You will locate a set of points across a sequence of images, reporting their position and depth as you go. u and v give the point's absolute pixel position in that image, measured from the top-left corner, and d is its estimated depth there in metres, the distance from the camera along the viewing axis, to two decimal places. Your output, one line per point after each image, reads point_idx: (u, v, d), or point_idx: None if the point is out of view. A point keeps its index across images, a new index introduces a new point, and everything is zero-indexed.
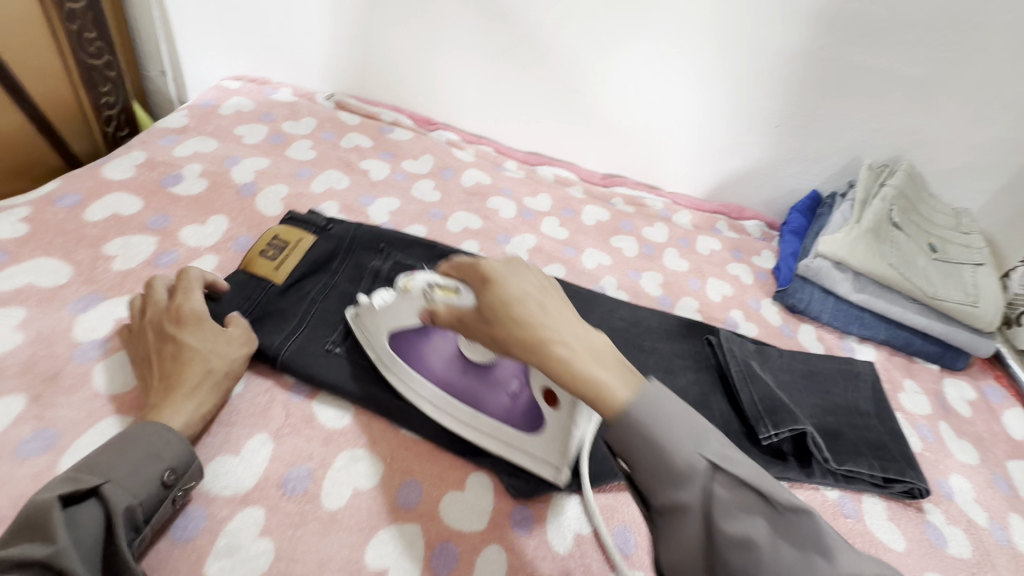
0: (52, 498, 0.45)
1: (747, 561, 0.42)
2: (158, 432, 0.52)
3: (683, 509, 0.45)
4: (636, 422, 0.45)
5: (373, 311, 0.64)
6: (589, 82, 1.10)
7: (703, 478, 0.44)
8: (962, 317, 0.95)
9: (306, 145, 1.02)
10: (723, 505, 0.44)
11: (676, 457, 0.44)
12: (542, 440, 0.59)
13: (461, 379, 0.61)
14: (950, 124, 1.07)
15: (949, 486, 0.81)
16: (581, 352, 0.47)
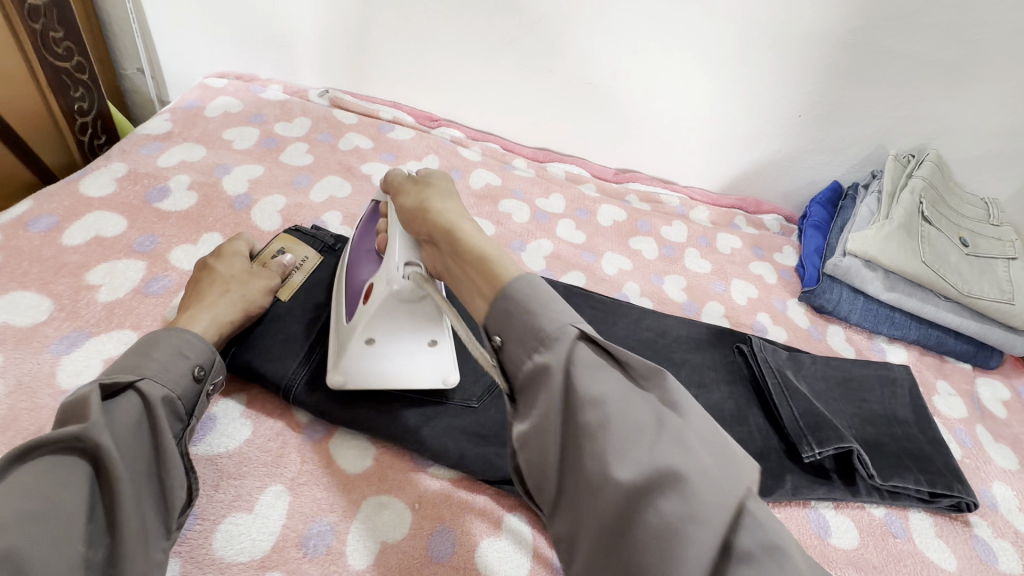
0: (92, 389, 0.47)
1: (601, 421, 0.42)
2: (182, 334, 0.55)
3: (546, 371, 0.45)
4: (509, 288, 0.49)
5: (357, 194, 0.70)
6: (602, 72, 1.03)
7: (571, 342, 0.46)
8: (997, 314, 0.91)
9: (301, 149, 0.95)
10: (586, 367, 0.44)
11: (524, 297, 0.48)
12: (341, 332, 0.60)
13: (346, 267, 0.64)
14: (982, 110, 1.02)
15: (992, 496, 0.78)
16: (476, 233, 0.54)
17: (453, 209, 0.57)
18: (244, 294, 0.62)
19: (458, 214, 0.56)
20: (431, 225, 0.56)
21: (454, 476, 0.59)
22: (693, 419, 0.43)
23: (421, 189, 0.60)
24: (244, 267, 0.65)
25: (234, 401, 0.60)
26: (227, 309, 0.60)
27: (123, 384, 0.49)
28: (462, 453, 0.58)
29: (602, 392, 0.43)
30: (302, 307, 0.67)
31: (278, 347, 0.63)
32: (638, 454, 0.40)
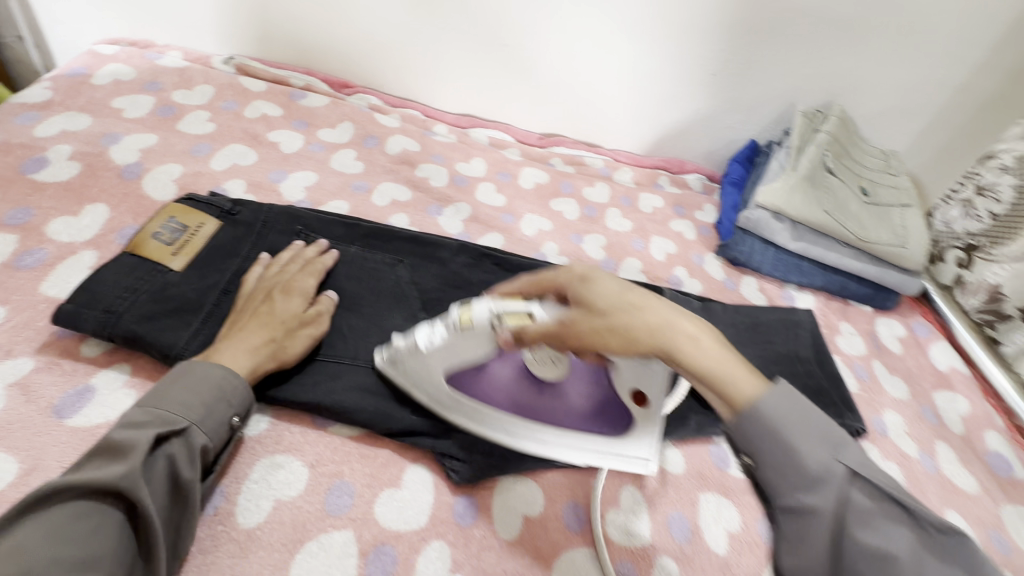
0: (146, 437, 0.46)
1: (876, 565, 0.41)
2: (229, 377, 0.54)
3: (808, 512, 0.44)
4: (761, 415, 0.46)
5: (427, 358, 0.58)
6: (517, 33, 1.02)
7: (839, 483, 0.44)
8: (892, 258, 0.98)
9: (201, 117, 0.90)
10: (860, 515, 0.42)
11: (808, 459, 0.45)
12: (632, 437, 0.60)
13: (535, 401, 0.61)
14: (881, 64, 1.06)
15: (883, 422, 0.84)
16: (694, 341, 0.49)
17: (640, 302, 0.51)
18: (275, 338, 0.59)
19: (623, 289, 0.52)
20: (655, 342, 0.49)
21: (355, 433, 0.60)
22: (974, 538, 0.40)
23: (586, 292, 0.53)
24: (296, 313, 0.62)
25: (117, 371, 0.58)
26: (254, 350, 0.57)
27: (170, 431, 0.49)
28: (360, 407, 0.59)
29: (890, 560, 0.40)
30: (197, 273, 0.65)
31: (167, 315, 0.60)
32: None
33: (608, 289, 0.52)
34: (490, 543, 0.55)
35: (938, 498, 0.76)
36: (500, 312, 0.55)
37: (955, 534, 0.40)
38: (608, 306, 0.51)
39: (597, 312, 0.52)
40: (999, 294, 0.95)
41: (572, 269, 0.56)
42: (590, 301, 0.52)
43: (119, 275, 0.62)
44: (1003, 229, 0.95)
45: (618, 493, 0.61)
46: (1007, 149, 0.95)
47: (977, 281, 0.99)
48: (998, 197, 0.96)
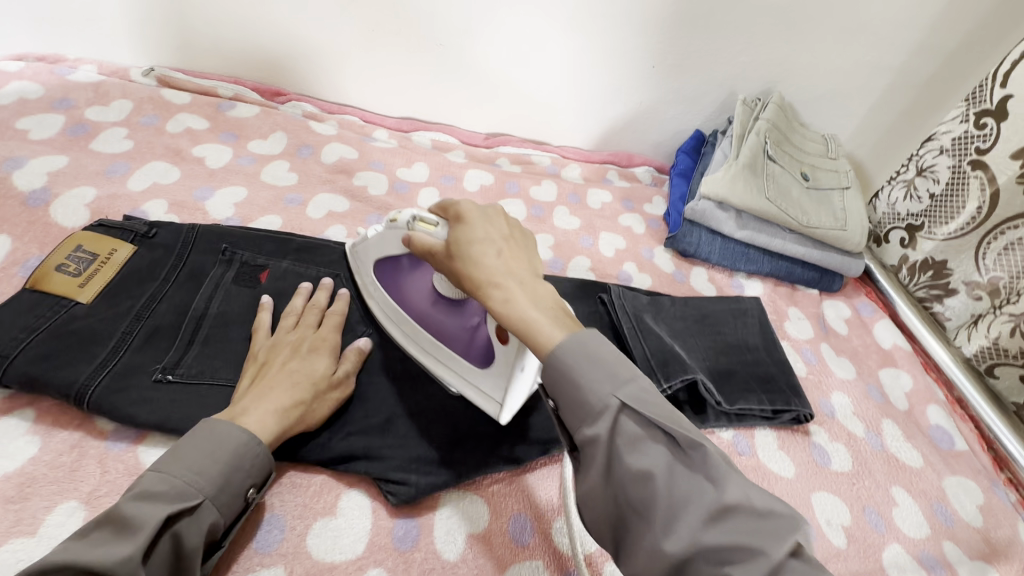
0: (159, 519, 0.43)
1: (645, 491, 0.42)
2: (251, 445, 0.50)
3: (593, 443, 0.44)
4: (561, 364, 0.46)
5: (367, 243, 0.68)
6: (451, 32, 0.99)
7: (613, 415, 0.44)
8: (834, 241, 0.99)
9: (118, 134, 0.86)
10: (630, 442, 0.43)
11: (591, 397, 0.44)
12: (489, 376, 0.60)
13: (431, 311, 0.64)
14: (815, 51, 1.07)
15: (831, 404, 0.85)
16: (529, 287, 0.49)
17: (487, 253, 0.51)
18: (304, 400, 0.56)
19: (494, 265, 0.50)
20: (474, 279, 0.50)
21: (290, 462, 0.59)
22: (725, 483, 0.41)
23: (457, 232, 0.53)
24: (325, 371, 0.60)
25: (18, 418, 0.56)
26: (283, 412, 0.54)
27: (183, 507, 0.45)
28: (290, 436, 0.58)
29: (651, 480, 0.42)
30: (106, 305, 0.61)
31: (71, 350, 0.56)
32: (686, 527, 0.40)
33: (483, 229, 0.52)
34: (431, 565, 0.54)
35: (884, 475, 0.78)
36: (418, 216, 0.59)
37: (712, 464, 0.41)
38: (474, 237, 0.52)
39: (453, 255, 0.53)
40: (943, 269, 0.99)
41: (461, 203, 0.55)
42: (466, 222, 0.53)
43: (16, 313, 0.58)
44: (944, 210, 0.97)
45: (564, 501, 0.61)
46: (945, 132, 0.96)
47: (923, 258, 1.02)
48: (937, 178, 0.98)
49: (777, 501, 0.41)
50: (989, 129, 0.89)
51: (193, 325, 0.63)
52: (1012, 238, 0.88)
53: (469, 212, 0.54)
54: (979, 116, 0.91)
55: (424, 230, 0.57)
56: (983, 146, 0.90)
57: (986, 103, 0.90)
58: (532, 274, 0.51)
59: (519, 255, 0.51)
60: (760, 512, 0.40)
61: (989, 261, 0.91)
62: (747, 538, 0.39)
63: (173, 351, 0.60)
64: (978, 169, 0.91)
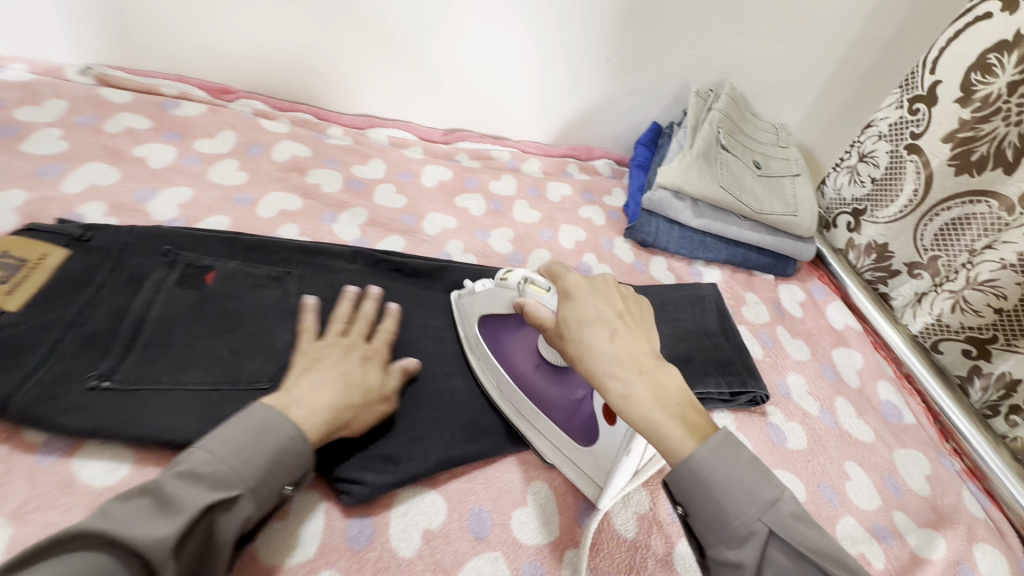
0: (201, 505, 0.44)
1: None
2: (298, 445, 0.51)
3: (737, 565, 0.46)
4: (702, 479, 0.47)
5: (476, 298, 0.71)
6: (403, 27, 0.98)
7: (760, 541, 0.45)
8: (787, 227, 1.02)
9: (52, 135, 0.82)
10: (778, 573, 0.44)
11: (734, 517, 0.46)
12: (588, 454, 0.62)
13: (533, 376, 0.67)
14: (763, 42, 1.10)
15: (786, 385, 0.88)
16: (644, 379, 0.51)
17: (600, 335, 0.53)
18: (353, 405, 0.57)
19: (608, 349, 0.52)
20: (586, 366, 0.52)
21: None
22: None
23: (566, 308, 0.56)
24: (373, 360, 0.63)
25: None
26: (336, 413, 0.55)
27: (225, 496, 0.46)
28: None
29: None
30: (37, 313, 0.58)
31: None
32: None
33: (594, 309, 0.55)
34: (385, 563, 0.54)
35: (837, 451, 0.80)
36: (529, 279, 0.65)
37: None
38: (587, 316, 0.54)
39: (564, 328, 0.56)
40: (886, 251, 1.03)
41: (567, 278, 0.59)
42: (574, 295, 0.57)
43: None
44: (884, 193, 1.01)
45: (523, 492, 0.63)
46: (882, 119, 1.00)
47: (868, 241, 1.06)
48: (877, 164, 1.02)
49: None
50: (921, 114, 0.93)
51: (132, 329, 0.61)
52: (946, 217, 0.92)
53: (577, 288, 0.57)
54: (912, 102, 0.94)
55: (536, 293, 0.63)
56: (916, 131, 0.94)
57: (917, 89, 0.93)
58: (647, 352, 0.53)
59: (636, 336, 0.54)
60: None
61: (926, 240, 0.95)
62: None
63: (110, 358, 0.58)
64: (914, 154, 0.95)
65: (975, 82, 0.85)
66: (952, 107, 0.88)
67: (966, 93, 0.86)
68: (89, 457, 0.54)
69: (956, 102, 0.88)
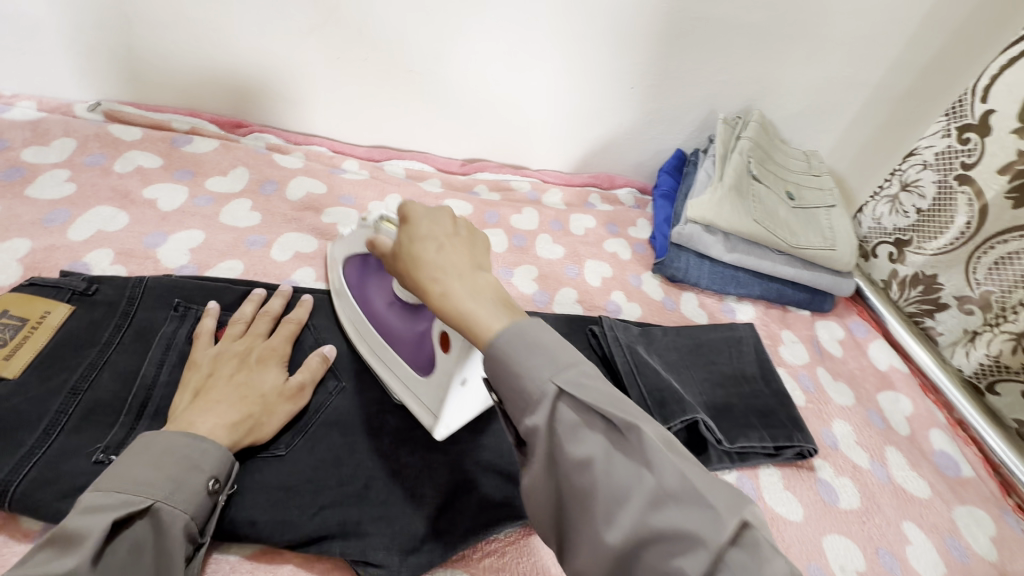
0: (107, 526, 0.40)
1: (586, 486, 0.38)
2: (192, 443, 0.48)
3: (533, 432, 0.41)
4: (499, 351, 0.42)
5: (345, 240, 0.70)
6: (421, 58, 0.95)
7: (552, 401, 0.40)
8: (825, 261, 0.97)
9: (59, 177, 0.79)
10: (569, 430, 0.39)
11: (526, 381, 0.41)
12: (428, 385, 0.58)
13: (385, 314, 0.63)
14: (792, 68, 1.06)
15: (833, 435, 0.82)
16: (467, 290, 0.45)
17: (429, 250, 0.49)
18: (253, 413, 0.53)
19: (435, 261, 0.47)
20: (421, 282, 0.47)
21: (252, 551, 0.53)
22: (665, 469, 0.37)
23: (402, 233, 0.51)
24: (277, 385, 0.57)
25: None
26: (232, 426, 0.51)
27: (135, 513, 0.43)
28: (253, 518, 0.52)
29: (587, 466, 0.38)
30: (37, 381, 0.54)
31: None
32: (629, 515, 0.36)
33: (429, 228, 0.51)
34: None
35: (893, 510, 0.74)
36: (384, 216, 0.60)
37: (649, 446, 0.38)
38: (418, 234, 0.50)
39: (396, 254, 0.51)
40: (933, 284, 0.97)
41: (406, 203, 0.53)
42: (409, 221, 0.51)
43: None
44: (930, 226, 0.95)
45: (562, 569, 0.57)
46: (927, 147, 0.95)
47: (912, 273, 1.00)
48: (923, 194, 0.96)
49: (718, 486, 0.38)
50: (972, 144, 0.88)
51: (140, 396, 0.56)
52: (1001, 251, 0.86)
53: (414, 213, 0.52)
54: (961, 131, 0.90)
55: (385, 228, 0.57)
56: (968, 160, 0.89)
57: (967, 118, 0.89)
58: (476, 263, 0.48)
59: (449, 245, 0.49)
60: (704, 500, 0.36)
61: (980, 276, 0.89)
62: (693, 527, 0.35)
63: (115, 430, 0.53)
64: (964, 184, 0.90)
65: None
66: (1009, 137, 0.83)
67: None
68: None
69: (1013, 133, 0.82)
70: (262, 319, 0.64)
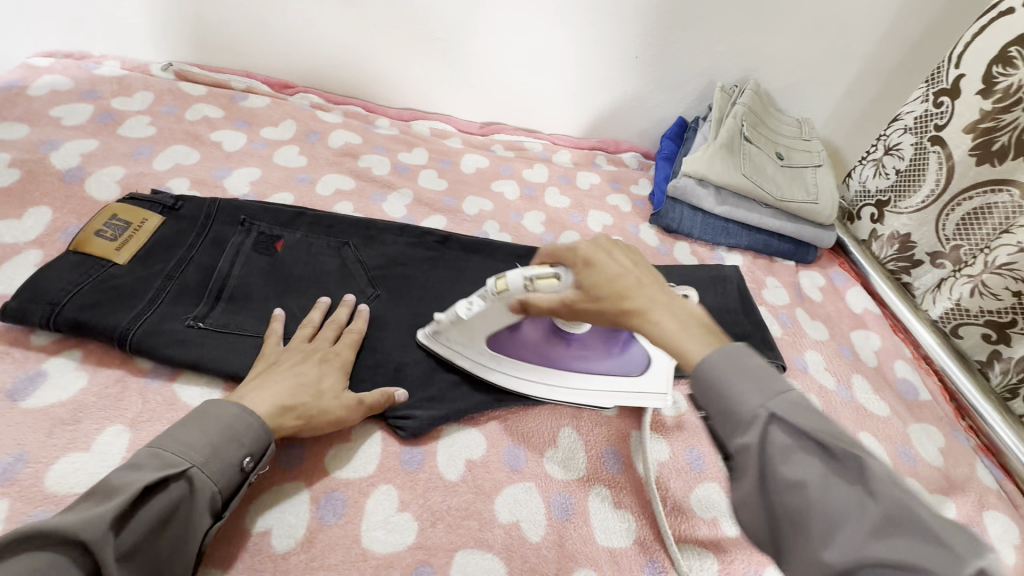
0: (147, 482, 0.45)
1: (801, 503, 0.40)
2: (237, 416, 0.53)
3: (742, 451, 0.43)
4: (710, 377, 0.45)
5: (457, 328, 0.67)
6: (448, 26, 1.06)
7: (763, 422, 0.42)
8: (807, 214, 1.07)
9: (142, 121, 0.93)
10: (783, 453, 0.41)
11: (740, 402, 0.43)
12: (646, 377, 0.69)
13: (567, 353, 0.69)
14: (786, 39, 1.14)
15: (804, 361, 0.92)
16: (662, 310, 0.51)
17: (632, 287, 0.53)
18: (304, 403, 0.58)
19: (650, 300, 0.52)
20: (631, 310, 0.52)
21: None
22: (883, 494, 0.38)
23: (595, 277, 0.55)
24: (334, 384, 0.62)
25: (66, 358, 0.63)
26: (280, 410, 0.56)
27: (174, 472, 0.48)
28: None
29: (803, 487, 0.40)
30: (140, 267, 0.68)
31: (112, 302, 0.63)
32: (850, 544, 0.37)
33: (617, 271, 0.54)
34: (434, 483, 0.61)
35: (852, 422, 0.84)
36: (530, 275, 0.60)
37: (876, 480, 0.38)
38: (617, 278, 0.54)
39: (593, 291, 0.55)
40: (909, 242, 1.05)
41: (581, 248, 0.57)
42: (598, 262, 0.55)
43: (63, 269, 0.65)
44: (907, 185, 1.04)
45: (555, 432, 0.68)
46: (908, 112, 1.02)
47: (890, 233, 1.08)
48: (902, 156, 1.04)
49: (920, 502, 0.38)
50: (943, 107, 0.96)
51: (218, 284, 0.70)
52: (969, 206, 0.94)
53: (598, 255, 0.56)
54: (937, 95, 0.96)
55: (547, 287, 0.59)
56: (940, 123, 0.96)
57: (942, 83, 0.95)
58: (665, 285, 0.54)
59: (657, 283, 0.54)
60: (937, 536, 0.35)
61: (949, 230, 0.98)
62: (924, 563, 0.35)
63: (201, 306, 0.67)
64: (937, 145, 0.97)
65: (996, 75, 0.87)
66: (975, 99, 0.90)
67: (988, 85, 0.88)
68: (186, 382, 0.63)
69: (978, 94, 0.90)
70: (339, 323, 0.69)
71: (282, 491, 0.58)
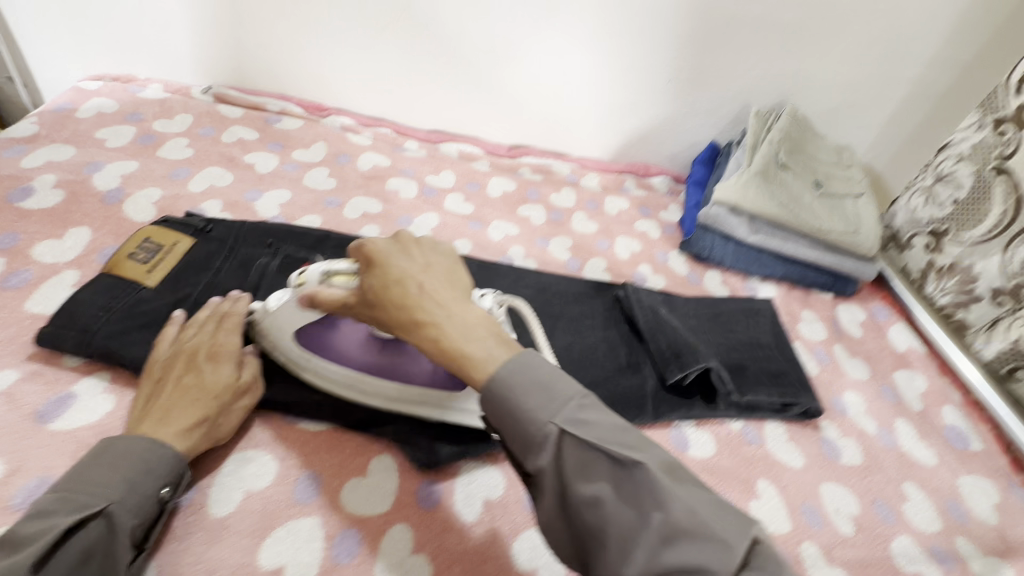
0: (61, 528, 0.44)
1: (597, 520, 0.42)
2: (151, 448, 0.52)
3: (540, 473, 0.45)
4: (499, 392, 0.46)
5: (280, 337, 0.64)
6: (480, 51, 1.07)
7: (554, 442, 0.44)
8: (847, 245, 1.02)
9: (180, 143, 0.96)
10: (574, 469, 0.43)
11: (528, 424, 0.45)
12: None
13: (392, 359, 0.65)
14: (826, 64, 1.11)
15: (843, 402, 0.87)
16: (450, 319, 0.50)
17: (411, 288, 0.51)
18: (208, 415, 0.57)
19: (433, 304, 0.50)
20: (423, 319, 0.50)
21: (322, 429, 0.65)
22: (666, 499, 0.41)
23: (377, 276, 0.53)
24: (230, 382, 0.60)
25: (97, 379, 0.64)
26: (186, 432, 0.55)
27: (90, 513, 0.47)
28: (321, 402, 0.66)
29: (598, 502, 0.42)
30: (168, 292, 0.70)
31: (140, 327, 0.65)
32: (643, 553, 0.40)
33: (402, 267, 0.53)
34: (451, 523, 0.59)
35: (895, 472, 0.79)
36: (328, 271, 0.59)
37: (656, 485, 0.42)
38: (397, 275, 0.52)
39: (377, 295, 0.52)
40: (970, 276, 0.97)
41: (366, 245, 0.54)
42: (380, 261, 0.53)
43: (97, 292, 0.67)
44: (967, 216, 0.97)
45: None
46: (962, 140, 0.98)
47: (949, 265, 1.00)
48: (959, 185, 0.98)
49: (697, 499, 0.42)
50: (1009, 135, 0.91)
51: None
52: None
53: (379, 252, 0.53)
54: (997, 123, 0.93)
55: (342, 284, 0.57)
56: (1006, 151, 0.91)
57: (1003, 110, 0.92)
58: (460, 281, 0.54)
59: (444, 286, 0.52)
60: (712, 533, 0.40)
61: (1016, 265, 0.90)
62: (703, 560, 0.39)
63: None
64: (1002, 174, 0.92)
65: None
66: None
67: None
68: None
69: None
70: (211, 314, 0.64)
71: (297, 527, 0.57)
